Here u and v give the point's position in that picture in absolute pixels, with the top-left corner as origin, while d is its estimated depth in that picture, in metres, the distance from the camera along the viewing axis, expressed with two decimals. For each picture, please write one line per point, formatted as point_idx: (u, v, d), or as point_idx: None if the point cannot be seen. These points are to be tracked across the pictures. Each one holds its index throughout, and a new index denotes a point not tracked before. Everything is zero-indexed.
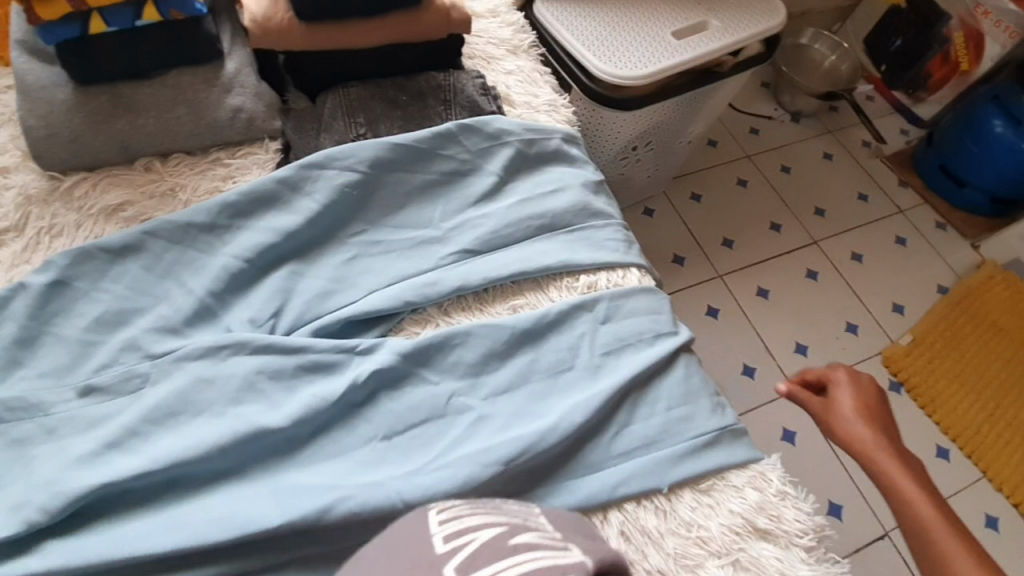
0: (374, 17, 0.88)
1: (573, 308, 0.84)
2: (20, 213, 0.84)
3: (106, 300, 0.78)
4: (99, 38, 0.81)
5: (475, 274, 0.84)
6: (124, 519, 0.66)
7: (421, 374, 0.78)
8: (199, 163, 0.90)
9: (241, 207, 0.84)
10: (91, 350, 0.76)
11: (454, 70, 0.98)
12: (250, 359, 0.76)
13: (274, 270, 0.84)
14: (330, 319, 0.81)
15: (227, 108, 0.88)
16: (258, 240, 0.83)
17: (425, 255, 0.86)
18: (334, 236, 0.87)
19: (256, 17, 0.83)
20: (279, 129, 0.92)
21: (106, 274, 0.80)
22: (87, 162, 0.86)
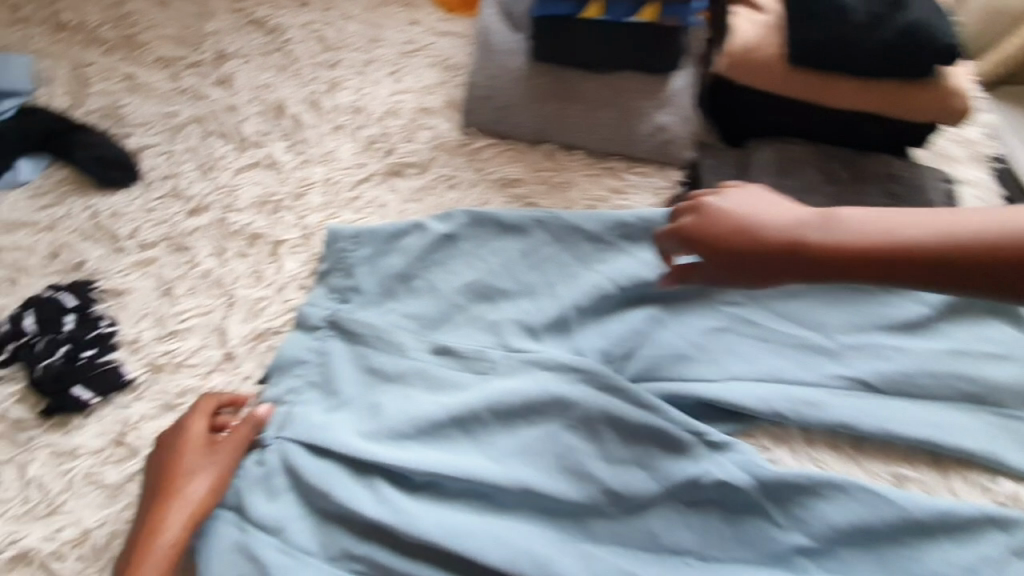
0: (868, 78, 0.75)
1: (989, 521, 0.64)
2: (431, 154, 0.90)
3: (480, 269, 0.79)
4: (584, 24, 0.77)
5: (866, 416, 0.70)
6: (444, 500, 0.66)
7: (767, 507, 0.67)
8: (595, 166, 0.86)
9: (633, 229, 0.78)
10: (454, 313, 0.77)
11: (911, 162, 0.81)
12: (597, 396, 0.71)
13: (637, 306, 0.77)
14: (686, 391, 0.73)
15: (653, 124, 0.82)
16: (638, 272, 0.77)
17: (808, 364, 0.74)
18: (708, 297, 0.77)
19: (744, 45, 0.75)
20: (689, 160, 0.84)
21: (486, 244, 0.80)
22: (502, 129, 0.87)
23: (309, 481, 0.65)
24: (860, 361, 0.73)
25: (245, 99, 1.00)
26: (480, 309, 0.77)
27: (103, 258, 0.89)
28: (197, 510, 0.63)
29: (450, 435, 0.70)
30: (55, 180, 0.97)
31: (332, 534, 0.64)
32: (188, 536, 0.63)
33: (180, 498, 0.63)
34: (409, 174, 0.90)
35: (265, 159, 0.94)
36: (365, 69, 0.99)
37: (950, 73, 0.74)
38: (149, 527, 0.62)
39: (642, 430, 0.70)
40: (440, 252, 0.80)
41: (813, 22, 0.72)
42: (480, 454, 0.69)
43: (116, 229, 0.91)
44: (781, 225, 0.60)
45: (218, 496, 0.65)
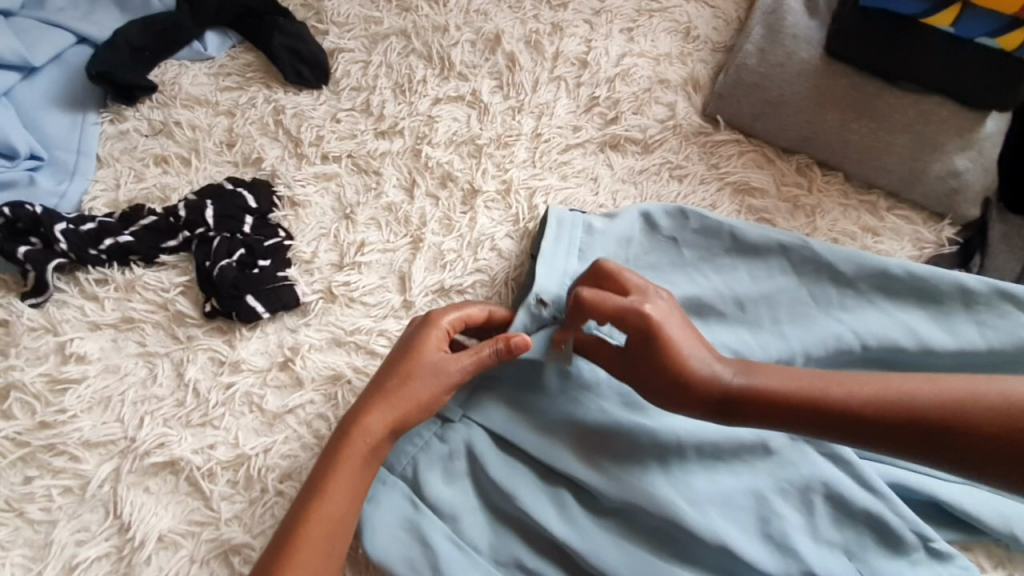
0: None
1: None
2: (661, 135, 0.78)
3: (703, 282, 0.68)
4: (923, 31, 0.68)
5: None
6: (624, 532, 0.59)
7: None
8: (851, 196, 0.73)
9: (895, 283, 0.66)
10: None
11: None
12: (822, 465, 0.61)
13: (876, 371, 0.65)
14: (920, 487, 0.62)
15: (946, 166, 0.71)
16: (891, 334, 0.65)
17: None
18: None
19: None
20: (970, 219, 0.71)
21: (716, 257, 0.69)
22: (756, 128, 0.76)
23: (490, 477, 0.61)
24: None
25: (457, 22, 0.89)
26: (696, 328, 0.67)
27: (281, 160, 0.82)
28: (363, 456, 0.57)
29: (643, 462, 0.61)
30: (241, 61, 0.89)
31: (506, 540, 0.59)
32: (371, 463, 0.58)
33: (366, 425, 0.58)
34: (630, 151, 0.78)
35: (470, 94, 0.84)
36: (596, 18, 0.87)
37: None
38: (318, 472, 0.57)
39: (864, 517, 0.60)
40: (661, 252, 0.69)
41: None
42: (674, 492, 0.60)
43: (298, 131, 0.83)
44: (922, 394, 0.48)
45: (385, 443, 0.58)
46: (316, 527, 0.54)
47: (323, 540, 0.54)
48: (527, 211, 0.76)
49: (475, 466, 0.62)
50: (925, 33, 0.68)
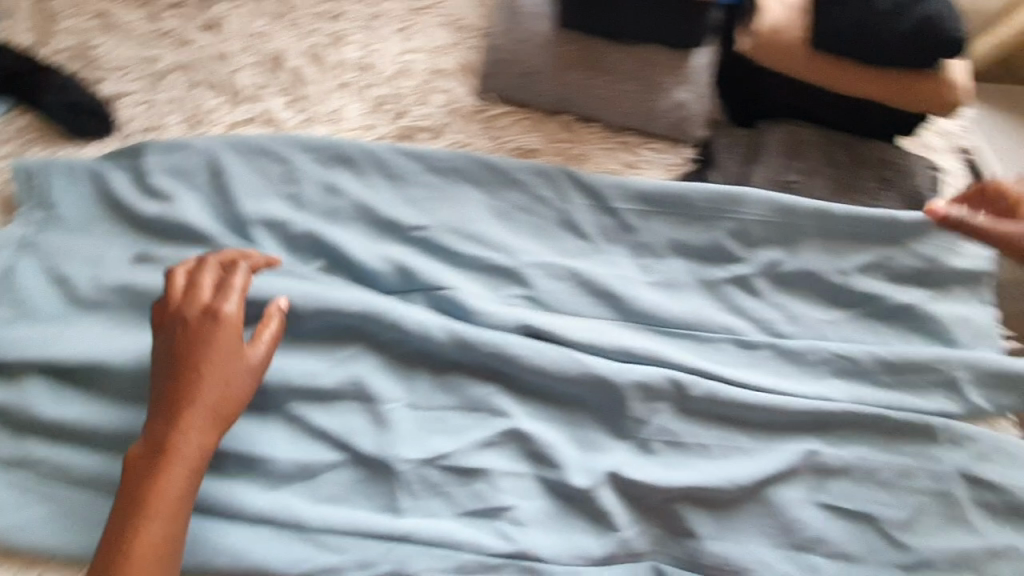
0: (880, 68, 0.78)
1: (924, 431, 0.75)
2: (444, 119, 0.87)
3: (500, 224, 0.81)
4: None
5: (850, 363, 0.78)
6: (247, 471, 0.65)
7: (737, 438, 0.74)
8: (611, 141, 0.87)
9: (429, 183, 0.82)
10: (467, 262, 0.77)
11: (903, 150, 0.87)
12: (626, 347, 0.73)
13: (446, 260, 0.77)
14: (497, 344, 0.70)
15: (672, 101, 0.84)
16: (464, 238, 0.78)
17: (634, 312, 0.77)
18: (711, 261, 0.81)
19: (768, 27, 0.76)
20: (701, 138, 0.86)
21: (508, 198, 0.82)
22: (522, 98, 0.85)
23: (338, 436, 0.66)
24: (860, 328, 0.81)
25: (236, 46, 0.93)
26: (490, 260, 0.76)
27: (67, 201, 0.78)
28: (183, 464, 0.57)
29: (289, 396, 0.67)
30: (14, 125, 0.86)
31: None
32: (201, 458, 0.59)
33: (185, 418, 0.58)
34: (421, 138, 0.87)
35: (265, 115, 0.88)
36: (371, 23, 0.95)
37: (951, 64, 0.79)
38: (138, 479, 0.56)
39: (667, 378, 0.72)
40: (248, 179, 0.80)
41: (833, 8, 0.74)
42: (308, 421, 0.66)
43: (76, 174, 0.79)
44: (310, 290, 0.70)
45: (199, 457, 0.58)
46: (148, 541, 0.54)
47: (159, 552, 0.54)
48: (330, 206, 0.80)
49: (319, 434, 0.66)
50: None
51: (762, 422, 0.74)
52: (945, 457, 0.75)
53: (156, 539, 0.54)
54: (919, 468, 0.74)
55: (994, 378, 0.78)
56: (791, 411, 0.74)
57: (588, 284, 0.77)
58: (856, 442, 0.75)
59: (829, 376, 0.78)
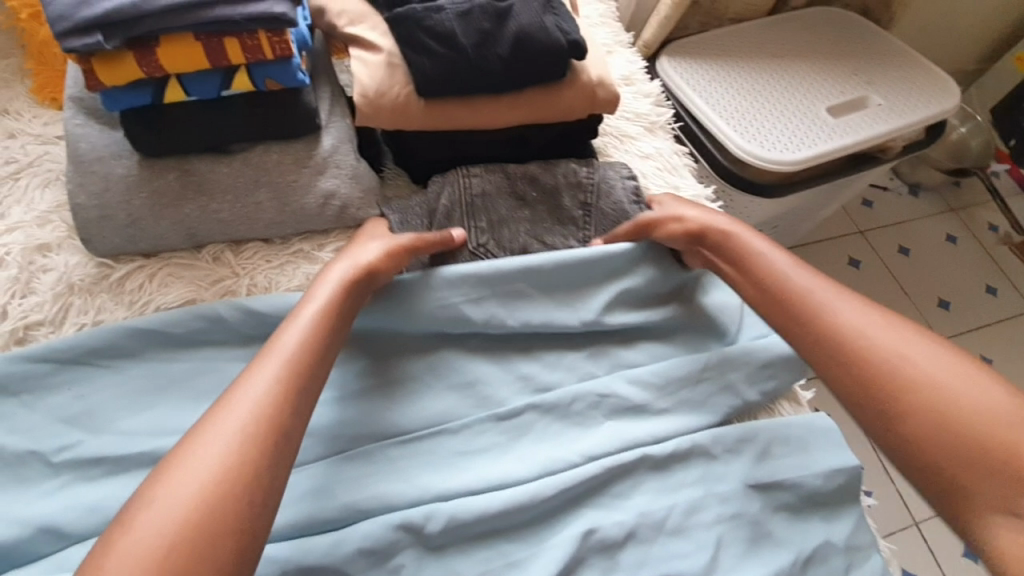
0: (508, 96, 0.71)
1: (699, 451, 0.68)
2: (59, 305, 0.70)
3: (167, 406, 0.67)
4: (175, 106, 0.64)
5: (602, 406, 0.70)
6: None
7: (503, 551, 0.62)
8: (278, 255, 0.74)
9: (51, 391, 0.65)
10: (131, 471, 0.62)
11: (595, 159, 0.81)
12: (344, 508, 0.61)
13: (94, 484, 0.62)
14: None
15: (317, 193, 0.71)
16: (109, 448, 0.63)
17: (342, 456, 0.64)
18: (423, 352, 0.71)
19: (367, 92, 0.65)
20: (377, 218, 0.75)
21: (169, 369, 0.68)
22: (144, 248, 0.70)
23: None
24: (607, 362, 0.73)
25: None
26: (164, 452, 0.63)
27: None
28: (197, 475, 0.45)
29: None
30: None
31: None
32: (235, 455, 0.47)
33: (228, 410, 0.49)
34: (38, 336, 0.69)
35: None
36: None
37: (582, 67, 0.74)
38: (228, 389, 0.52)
39: (398, 525, 0.60)
40: None
41: (421, 56, 0.65)
42: None
43: None
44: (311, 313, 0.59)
45: (270, 419, 0.50)
46: (206, 449, 0.47)
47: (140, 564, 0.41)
48: None
49: None
50: (174, 110, 0.64)
51: (529, 519, 0.64)
52: (728, 472, 0.67)
53: (239, 420, 0.49)
54: (705, 498, 0.66)
55: (757, 366, 0.73)
56: (553, 493, 0.64)
57: None
58: (636, 494, 0.66)
59: (590, 427, 0.69)
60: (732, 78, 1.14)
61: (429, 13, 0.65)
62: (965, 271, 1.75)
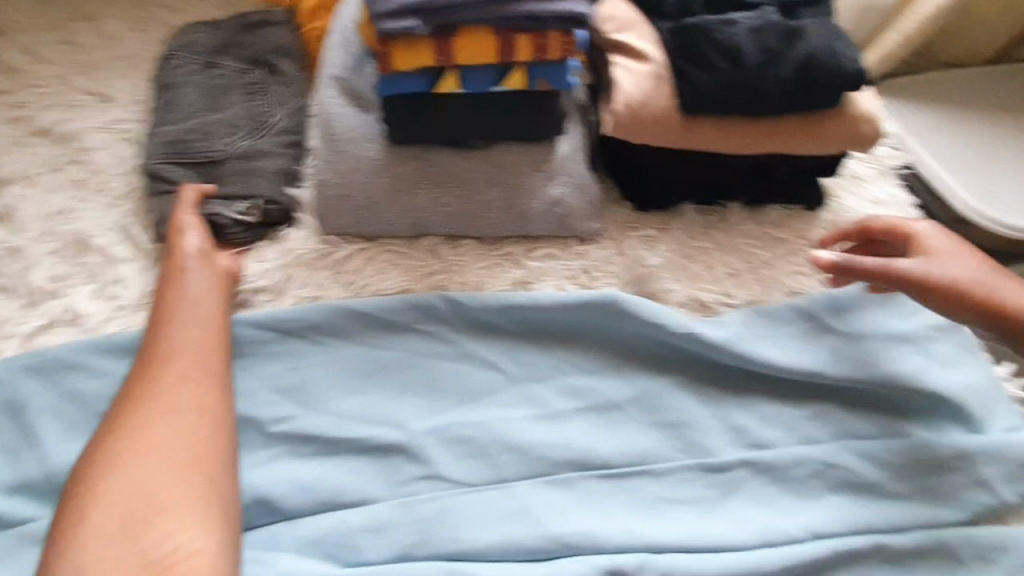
0: (770, 120, 0.66)
1: (942, 553, 0.59)
2: (283, 275, 0.71)
3: (377, 396, 0.65)
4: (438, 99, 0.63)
5: (828, 477, 0.62)
6: None
7: None
8: (489, 255, 0.72)
9: (274, 361, 0.66)
10: (342, 455, 0.62)
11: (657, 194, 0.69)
12: (551, 536, 0.58)
13: (309, 463, 0.62)
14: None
15: (543, 200, 0.70)
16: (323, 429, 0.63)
17: (545, 486, 0.60)
18: (636, 381, 0.66)
19: (631, 102, 0.62)
20: (594, 232, 0.73)
21: (383, 355, 0.67)
22: (369, 230, 0.71)
23: None
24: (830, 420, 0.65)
25: (11, 233, 0.73)
26: (375, 441, 0.62)
27: None
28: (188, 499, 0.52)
29: None
30: None
31: None
32: (166, 509, 0.51)
33: (128, 471, 0.52)
34: (260, 303, 0.70)
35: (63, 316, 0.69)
36: None
37: (853, 99, 0.67)
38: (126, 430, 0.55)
39: (607, 570, 0.55)
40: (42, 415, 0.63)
41: (701, 71, 0.61)
42: None
43: None
44: (168, 400, 0.57)
45: (170, 479, 0.52)
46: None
47: (179, 474, 0.53)
48: None
49: None
50: (437, 102, 0.64)
51: None
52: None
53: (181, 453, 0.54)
54: None
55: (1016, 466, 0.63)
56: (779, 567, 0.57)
57: (489, 454, 0.62)
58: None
59: (813, 500, 0.62)
60: (957, 127, 1.03)
61: (723, 25, 0.62)
62: None
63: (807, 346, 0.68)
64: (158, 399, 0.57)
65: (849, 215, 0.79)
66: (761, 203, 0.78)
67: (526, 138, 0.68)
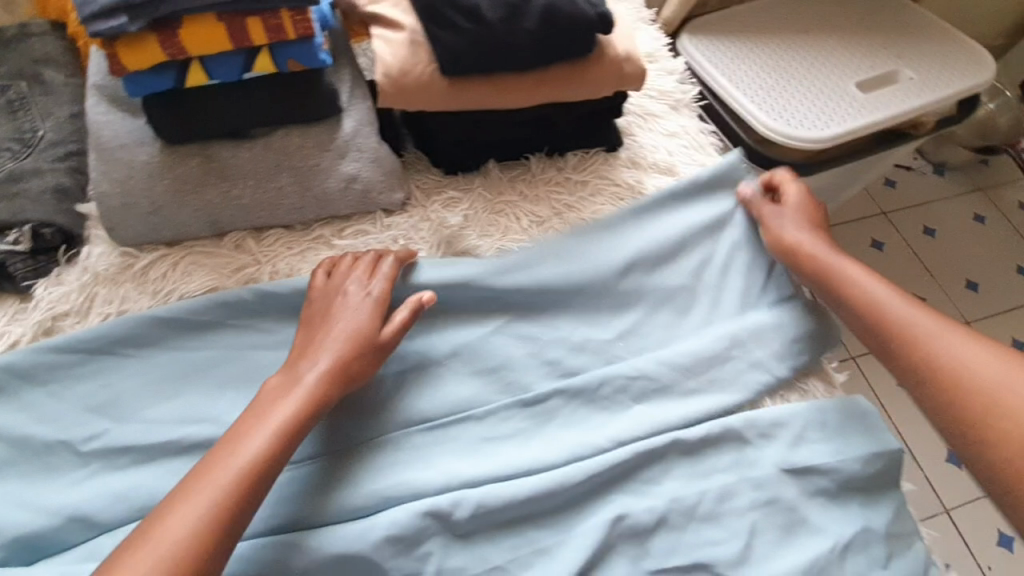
0: (534, 72, 0.69)
1: (729, 436, 0.67)
2: (85, 295, 0.69)
3: (193, 400, 0.66)
4: (197, 90, 0.64)
5: (629, 390, 0.69)
6: None
7: (530, 533, 0.62)
8: (299, 242, 0.73)
9: (85, 381, 0.65)
10: (159, 460, 0.63)
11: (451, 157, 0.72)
12: (371, 492, 0.61)
13: (136, 472, 0.62)
14: None
15: (338, 177, 0.70)
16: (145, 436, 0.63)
17: (366, 451, 0.63)
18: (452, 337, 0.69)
19: (390, 71, 0.64)
20: (399, 202, 0.74)
21: (196, 357, 0.68)
22: (168, 236, 0.70)
23: None
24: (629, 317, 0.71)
25: None
26: (194, 439, 0.63)
27: None
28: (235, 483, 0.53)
29: None
30: None
31: None
32: (229, 509, 0.51)
33: (211, 474, 0.52)
34: (66, 326, 0.69)
35: None
36: None
37: (609, 41, 0.72)
38: (223, 446, 0.55)
39: (425, 512, 0.60)
40: None
41: (449, 32, 0.63)
42: None
43: None
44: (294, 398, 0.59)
45: (262, 473, 0.54)
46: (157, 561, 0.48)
47: (235, 485, 0.52)
48: None
49: None
50: (196, 94, 0.64)
51: (560, 504, 0.64)
52: (762, 458, 0.67)
53: (251, 454, 0.54)
54: (737, 483, 0.66)
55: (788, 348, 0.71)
56: (581, 477, 0.63)
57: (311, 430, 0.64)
58: (666, 481, 0.66)
59: (617, 412, 0.68)
60: (758, 51, 1.10)
61: None
62: (993, 250, 1.70)
63: (606, 271, 0.74)
64: (283, 398, 0.59)
65: (644, 149, 0.84)
66: (563, 152, 0.82)
67: (304, 118, 0.68)
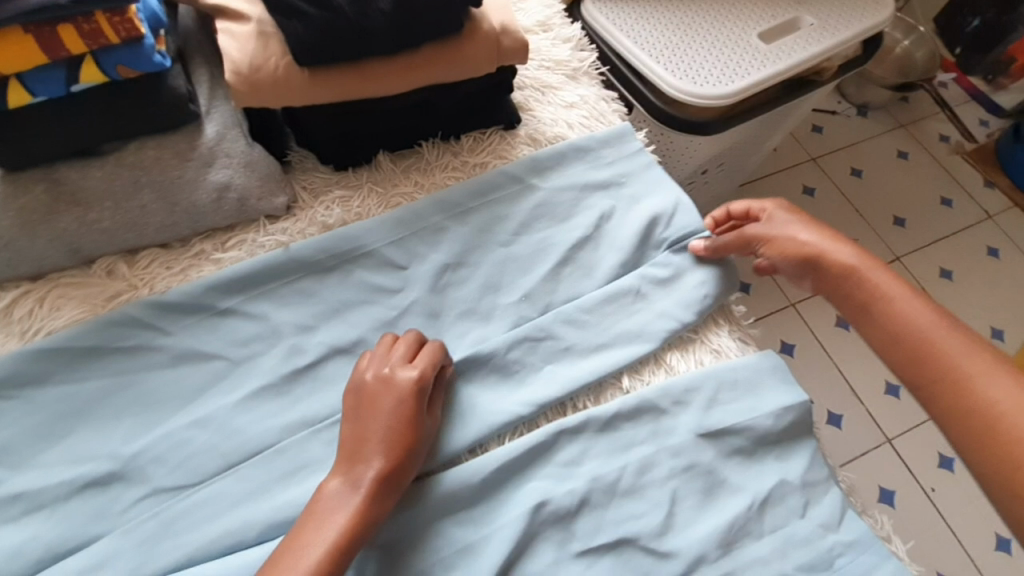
0: (402, 56, 0.65)
1: (645, 407, 0.65)
2: None
3: (81, 437, 0.60)
4: (21, 111, 0.58)
5: (540, 374, 0.67)
6: None
7: (447, 534, 0.59)
8: (179, 261, 0.68)
9: None
10: (49, 506, 0.57)
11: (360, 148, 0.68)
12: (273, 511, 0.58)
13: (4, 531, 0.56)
14: None
15: (209, 187, 0.65)
16: (18, 492, 0.57)
17: (265, 470, 0.61)
18: (355, 342, 0.67)
19: (240, 69, 0.60)
20: (282, 206, 0.70)
21: (82, 390, 0.62)
22: (27, 271, 0.63)
23: None
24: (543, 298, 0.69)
25: None
26: (76, 486, 0.58)
27: None
28: None
29: None
30: None
31: None
32: None
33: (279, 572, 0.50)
34: None
35: None
36: None
37: (482, 14, 0.68)
38: (286, 549, 0.51)
39: None
40: None
41: (299, 21, 0.59)
42: None
43: None
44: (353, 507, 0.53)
45: None
46: None
47: None
48: None
49: None
50: (21, 114, 0.58)
51: (478, 499, 0.60)
52: (679, 425, 0.65)
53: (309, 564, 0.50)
54: (658, 453, 0.64)
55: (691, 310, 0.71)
56: (494, 468, 0.61)
57: (209, 457, 0.60)
58: (587, 461, 0.63)
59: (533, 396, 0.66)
60: (662, 8, 1.07)
61: None
62: (919, 185, 1.75)
63: (508, 256, 0.73)
64: (340, 496, 0.54)
65: (542, 124, 0.81)
66: (457, 136, 0.79)
67: (156, 128, 0.63)
